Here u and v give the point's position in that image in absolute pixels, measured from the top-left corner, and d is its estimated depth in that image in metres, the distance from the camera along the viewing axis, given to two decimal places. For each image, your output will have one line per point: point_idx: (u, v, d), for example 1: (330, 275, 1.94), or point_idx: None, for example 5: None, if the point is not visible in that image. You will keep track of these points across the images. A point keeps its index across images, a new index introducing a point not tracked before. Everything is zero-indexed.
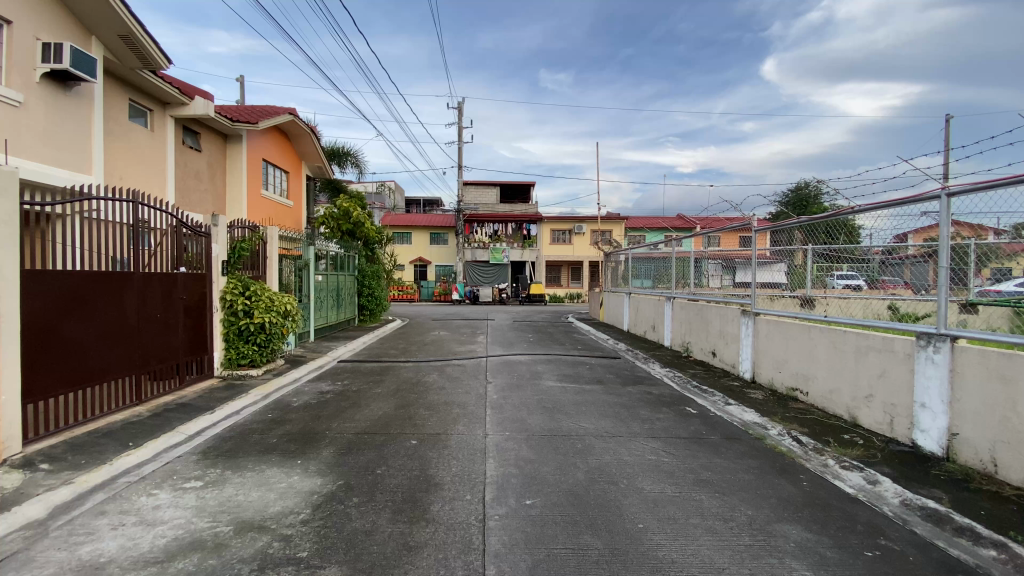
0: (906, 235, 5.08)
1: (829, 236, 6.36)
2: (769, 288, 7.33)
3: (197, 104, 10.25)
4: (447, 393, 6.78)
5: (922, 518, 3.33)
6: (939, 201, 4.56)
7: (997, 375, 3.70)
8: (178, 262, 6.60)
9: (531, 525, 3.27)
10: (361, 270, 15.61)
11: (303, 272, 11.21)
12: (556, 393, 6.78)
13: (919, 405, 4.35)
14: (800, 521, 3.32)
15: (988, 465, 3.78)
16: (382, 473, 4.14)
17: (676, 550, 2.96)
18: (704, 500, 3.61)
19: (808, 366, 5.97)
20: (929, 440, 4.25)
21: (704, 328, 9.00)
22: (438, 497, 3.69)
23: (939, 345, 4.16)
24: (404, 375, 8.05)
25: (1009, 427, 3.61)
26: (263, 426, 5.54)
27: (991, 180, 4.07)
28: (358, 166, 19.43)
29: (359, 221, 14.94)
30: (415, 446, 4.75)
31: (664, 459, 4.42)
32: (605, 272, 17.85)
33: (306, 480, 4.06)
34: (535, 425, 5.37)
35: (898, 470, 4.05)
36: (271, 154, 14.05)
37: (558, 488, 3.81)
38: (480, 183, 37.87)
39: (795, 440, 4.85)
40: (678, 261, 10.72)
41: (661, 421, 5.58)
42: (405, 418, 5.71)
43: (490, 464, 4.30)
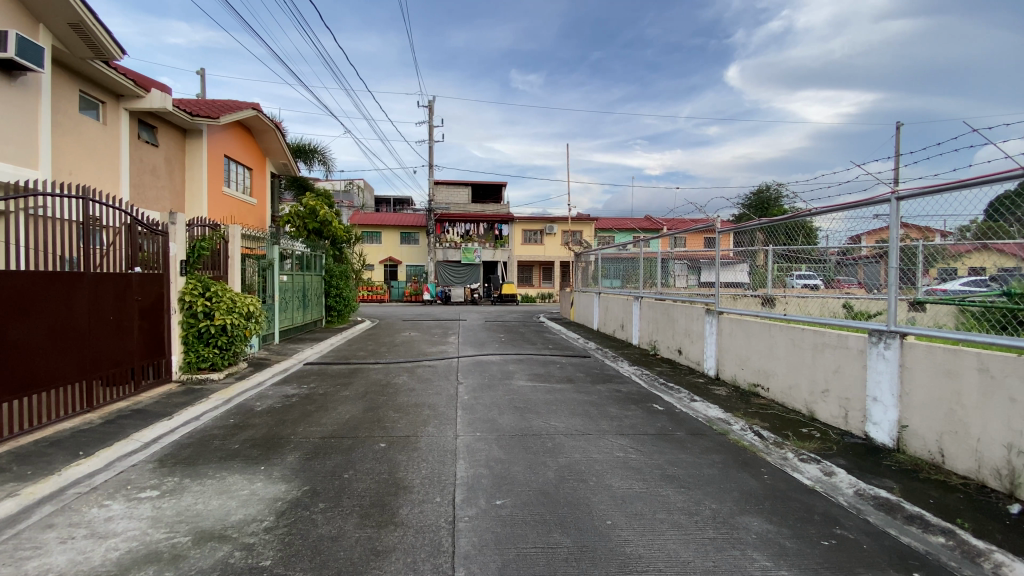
0: (860, 236, 5.30)
1: (789, 237, 6.52)
2: (732, 287, 7.53)
3: (154, 96, 9.83)
4: (417, 395, 6.70)
5: (875, 508, 3.49)
6: (890, 204, 4.78)
7: (943, 369, 3.91)
8: (134, 261, 6.31)
9: (502, 525, 3.26)
10: (329, 270, 15.28)
11: (267, 271, 10.88)
12: (527, 393, 6.79)
13: (871, 399, 4.56)
14: (761, 513, 3.42)
15: (935, 455, 3.99)
16: (349, 478, 4.06)
17: (643, 545, 3.01)
18: (670, 496, 3.68)
19: (768, 362, 6.17)
20: (881, 432, 4.46)
21: (671, 326, 9.20)
22: (407, 500, 3.64)
23: (890, 341, 4.37)
24: (373, 378, 7.92)
25: (955, 419, 3.82)
26: (224, 431, 5.35)
27: (937, 186, 4.30)
28: (325, 164, 19.02)
29: (326, 220, 14.63)
30: (384, 450, 4.68)
31: (631, 456, 4.50)
32: (575, 272, 18.04)
33: (270, 486, 3.94)
34: (506, 425, 5.37)
35: (852, 461, 4.23)
36: (234, 150, 13.58)
37: (528, 488, 3.81)
38: (450, 183, 37.67)
39: (756, 434, 5.01)
40: (645, 262, 10.93)
41: (629, 418, 5.67)
42: (374, 420, 5.62)
43: (461, 465, 4.27)
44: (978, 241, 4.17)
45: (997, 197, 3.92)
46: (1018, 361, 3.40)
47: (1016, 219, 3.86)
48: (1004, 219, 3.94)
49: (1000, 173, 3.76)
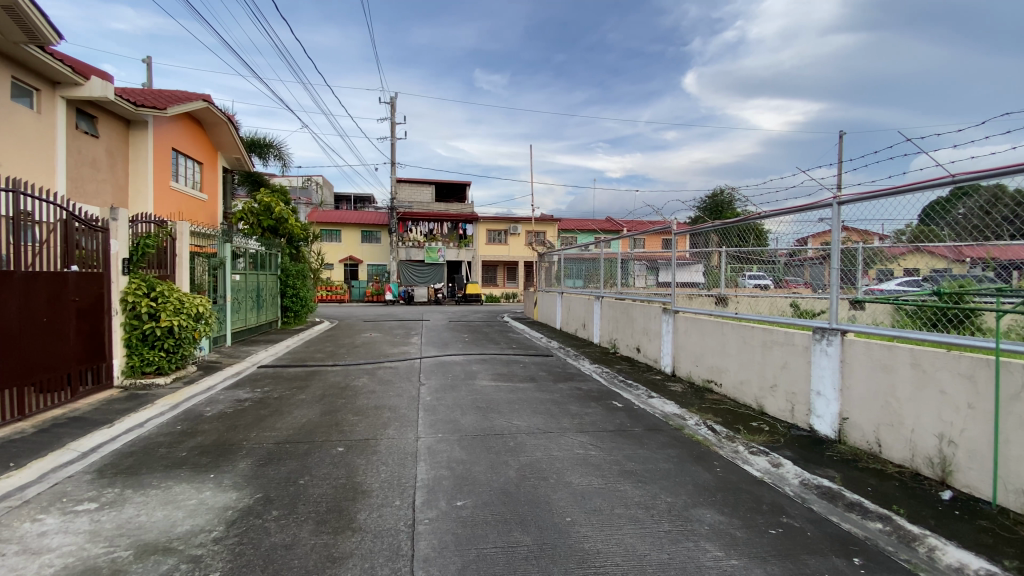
0: (806, 239, 5.56)
1: (741, 240, 6.67)
2: (688, 287, 7.68)
3: (94, 84, 9.20)
4: (376, 397, 6.57)
5: (818, 496, 3.68)
6: (832, 209, 5.05)
7: (880, 364, 4.15)
8: (70, 258, 5.90)
9: (462, 527, 3.24)
10: (285, 269, 14.79)
11: (218, 270, 10.41)
12: (489, 392, 6.78)
13: (815, 393, 4.80)
14: (714, 505, 3.55)
15: (873, 446, 4.24)
16: (304, 484, 3.93)
17: (601, 541, 3.05)
18: (628, 491, 3.76)
19: (721, 360, 6.41)
20: (824, 424, 4.71)
21: (630, 324, 9.41)
22: (365, 504, 3.56)
23: (832, 338, 4.61)
24: (331, 380, 7.71)
25: (890, 411, 4.07)
26: (170, 439, 5.08)
27: (876, 192, 4.57)
28: (281, 158, 18.39)
29: (281, 217, 14.14)
30: (341, 454, 4.56)
31: (591, 453, 4.56)
32: (539, 272, 18.16)
33: (220, 495, 3.77)
34: (467, 425, 5.35)
35: (798, 452, 4.45)
36: (182, 143, 12.93)
37: (490, 488, 3.80)
38: (413, 181, 37.18)
39: (709, 429, 5.18)
40: (606, 262, 11.13)
41: (589, 416, 5.76)
42: (332, 424, 5.47)
43: (421, 467, 4.22)
44: (912, 243, 4.43)
45: (930, 204, 4.15)
46: (947, 355, 3.64)
47: (947, 224, 4.12)
48: (934, 222, 4.19)
49: (933, 180, 3.99)
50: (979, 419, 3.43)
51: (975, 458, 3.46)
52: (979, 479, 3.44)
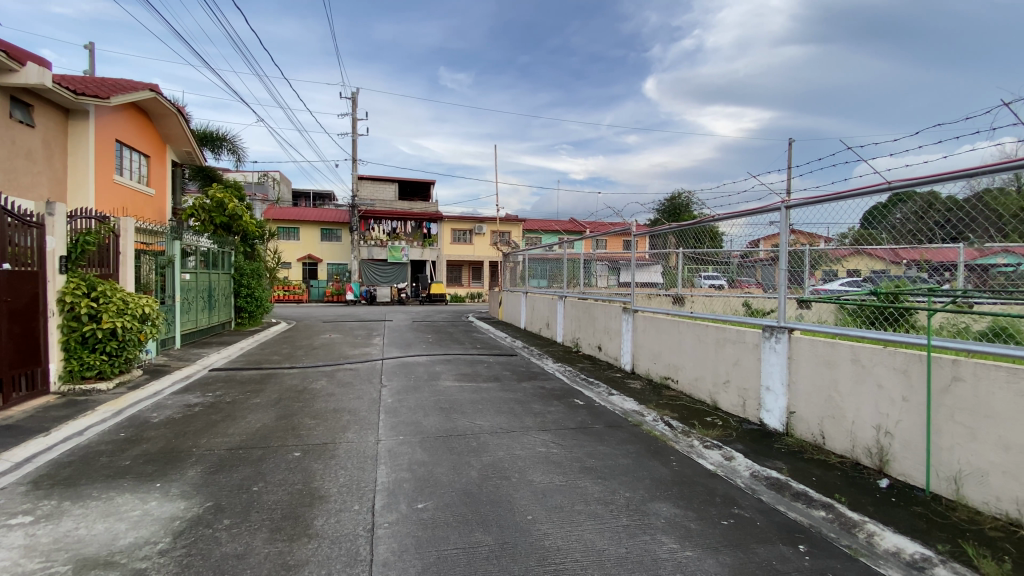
0: (758, 241, 5.76)
1: (697, 242, 6.91)
2: (647, 287, 7.88)
3: (30, 70, 8.59)
4: (335, 400, 6.41)
5: (767, 487, 3.85)
6: (781, 212, 5.28)
7: (824, 360, 4.37)
8: (1, 256, 5.48)
9: (423, 529, 3.21)
10: (239, 268, 14.22)
11: (166, 269, 9.91)
12: (453, 393, 6.74)
13: (765, 388, 5.02)
14: (670, 499, 3.65)
15: (818, 437, 4.46)
16: (258, 491, 3.79)
17: (561, 537, 3.09)
18: (588, 487, 3.82)
19: (677, 357, 6.60)
20: (773, 418, 4.93)
21: (592, 323, 9.56)
22: (322, 510, 3.47)
23: (780, 336, 4.83)
24: (288, 383, 7.47)
25: (833, 404, 4.30)
26: (113, 447, 4.80)
27: (822, 197, 4.80)
28: (235, 152, 17.67)
29: (235, 214, 13.60)
30: (298, 459, 4.43)
31: (553, 450, 4.61)
32: (504, 273, 18.19)
33: (167, 504, 3.59)
34: (430, 427, 5.30)
35: (749, 446, 4.63)
36: (127, 134, 12.22)
37: (451, 489, 3.78)
38: (376, 179, 36.50)
39: (666, 425, 5.33)
40: (569, 262, 11.27)
41: (552, 414, 5.82)
42: (288, 429, 5.30)
43: (382, 470, 4.15)
44: (854, 246, 4.66)
45: (870, 209, 4.39)
46: (884, 351, 3.87)
47: (885, 228, 4.38)
48: (874, 227, 4.45)
49: (872, 186, 4.23)
50: (914, 411, 3.65)
51: (909, 448, 3.69)
52: (913, 468, 3.67)
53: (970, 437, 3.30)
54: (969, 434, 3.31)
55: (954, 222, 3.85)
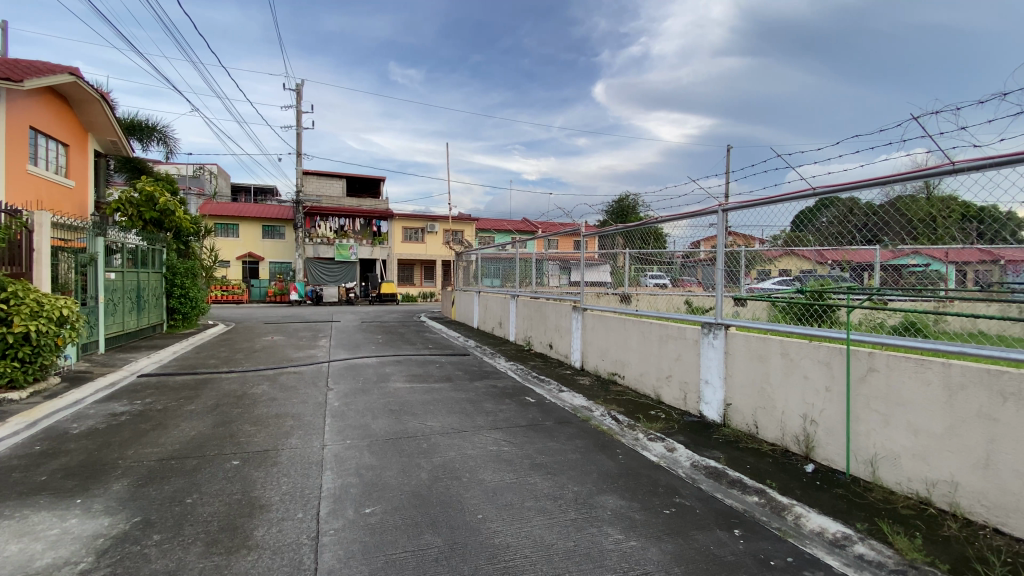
0: (699, 243, 6.02)
1: (643, 243, 7.20)
2: (596, 287, 8.24)
3: None
4: (278, 405, 6.17)
5: (706, 476, 4.04)
6: (719, 215, 5.54)
7: (756, 355, 4.65)
8: None
9: (370, 534, 3.14)
10: (171, 266, 13.35)
11: (87, 268, 9.15)
12: (403, 394, 6.64)
13: (704, 382, 5.27)
14: (616, 491, 3.76)
15: (752, 427, 4.73)
16: (193, 503, 3.59)
17: (511, 535, 3.12)
18: (537, 483, 3.88)
19: (623, 354, 6.81)
20: (711, 410, 5.19)
21: (543, 322, 9.69)
22: (263, 520, 3.33)
23: (717, 332, 5.08)
24: (226, 388, 7.09)
25: (764, 395, 4.57)
26: (27, 461, 4.39)
27: (756, 200, 5.08)
28: (166, 143, 16.57)
29: (167, 209, 12.74)
30: (237, 467, 4.23)
31: (504, 448, 4.64)
32: (456, 272, 18.08)
33: (89, 522, 3.33)
34: (379, 429, 5.19)
35: (690, 437, 4.85)
36: (42, 121, 11.17)
37: (400, 492, 3.72)
38: (323, 175, 35.31)
39: (613, 419, 5.49)
40: (521, 262, 11.38)
41: (503, 412, 5.85)
42: (226, 436, 5.04)
43: (327, 476, 4.03)
44: (786, 247, 5.00)
45: (798, 214, 4.61)
46: (809, 345, 4.16)
47: (812, 230, 4.68)
48: (803, 230, 4.74)
49: (799, 192, 4.52)
50: (835, 400, 3.94)
51: (832, 435, 3.98)
52: (835, 453, 3.96)
53: (884, 423, 3.60)
54: (883, 419, 3.61)
55: (871, 226, 4.18)
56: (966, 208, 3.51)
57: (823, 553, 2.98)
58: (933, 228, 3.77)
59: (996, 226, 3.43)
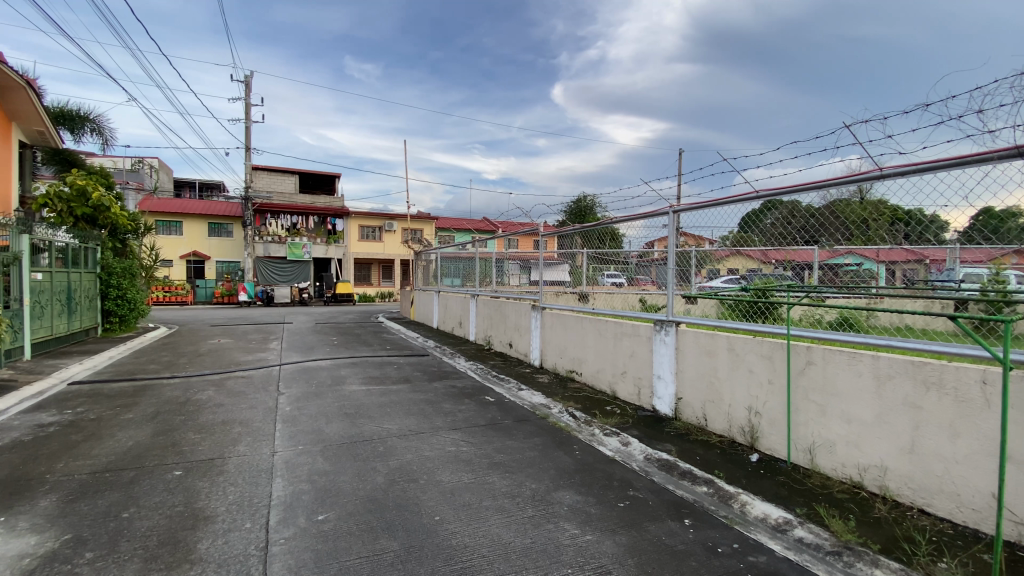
0: (653, 244, 6.13)
1: (600, 242, 7.35)
2: (556, 286, 8.35)
3: None
4: (225, 411, 5.90)
5: (658, 468, 4.17)
6: (671, 216, 5.72)
7: (705, 350, 4.83)
8: None
9: (323, 541, 3.06)
10: (106, 266, 12.51)
11: (10, 267, 8.43)
12: (359, 397, 6.49)
13: (657, 377, 5.43)
14: (573, 486, 3.82)
15: (701, 420, 4.92)
16: (129, 517, 3.37)
17: (468, 535, 3.11)
18: (495, 482, 3.89)
19: (580, 351, 6.93)
20: (664, 404, 5.35)
21: (502, 321, 9.72)
22: (207, 532, 3.18)
23: (668, 329, 5.24)
24: (168, 395, 6.71)
25: (713, 389, 4.76)
26: None
27: (706, 202, 5.25)
28: (101, 134, 15.50)
29: (101, 204, 11.93)
30: (179, 478, 4.02)
31: (462, 449, 4.62)
32: (415, 271, 17.84)
33: (11, 542, 3.07)
34: (333, 434, 5.06)
35: (644, 431, 4.99)
36: None
37: (355, 497, 3.64)
38: (274, 171, 34.03)
39: (571, 416, 5.57)
40: (481, 261, 11.39)
41: (462, 412, 5.83)
42: (167, 446, 4.77)
43: (277, 484, 3.89)
44: (734, 247, 5.21)
45: (745, 216, 4.78)
46: (754, 341, 4.36)
47: (757, 231, 4.89)
48: (749, 231, 4.94)
49: (746, 195, 4.72)
50: (777, 392, 4.16)
51: (774, 425, 4.19)
52: (777, 442, 4.17)
53: (821, 413, 3.83)
54: (820, 410, 3.83)
55: (810, 227, 4.42)
56: (894, 212, 3.75)
57: (766, 538, 3.14)
58: (866, 230, 4.01)
59: (921, 228, 3.68)
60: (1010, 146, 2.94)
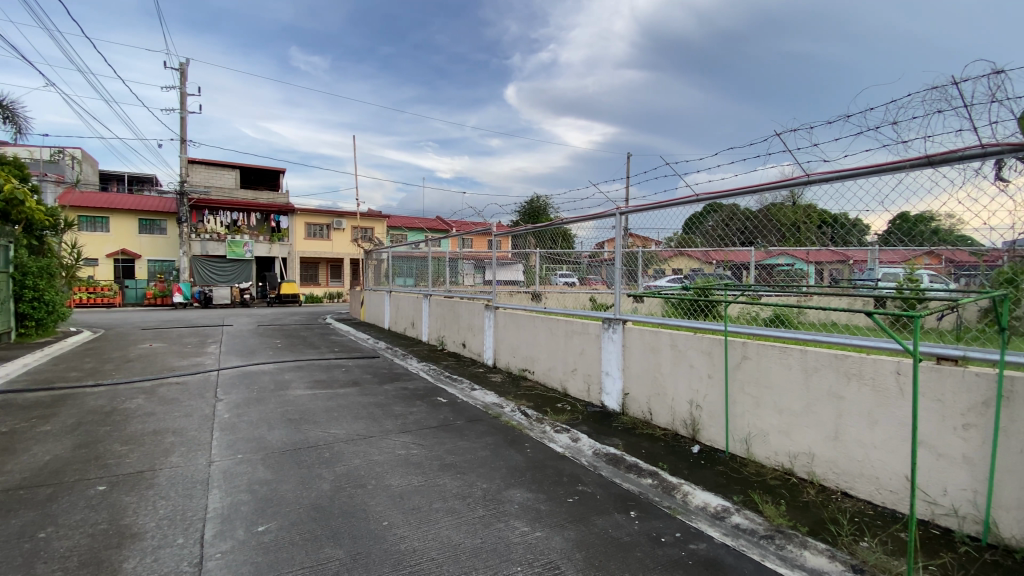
0: (603, 244, 6.27)
1: (553, 242, 7.46)
2: (509, 285, 8.46)
3: None
4: (157, 420, 5.53)
5: (606, 463, 4.28)
6: (618, 218, 5.88)
7: (650, 346, 5.00)
8: None
9: (263, 553, 2.93)
10: (20, 265, 11.45)
11: None
12: (304, 402, 6.26)
13: (605, 373, 5.57)
14: (524, 484, 3.85)
15: (647, 414, 5.08)
16: (47, 537, 3.10)
17: (417, 539, 3.07)
18: (446, 483, 3.86)
19: (533, 350, 7.01)
20: (612, 400, 5.50)
21: (456, 321, 9.66)
22: (134, 550, 2.97)
23: (615, 327, 5.39)
24: (91, 405, 6.22)
25: (658, 384, 4.93)
26: None
27: (652, 205, 5.42)
28: (15, 121, 14.19)
29: (14, 199, 10.68)
30: (103, 493, 3.73)
31: (413, 451, 4.56)
32: (366, 271, 17.43)
33: None
34: (276, 441, 4.85)
35: (593, 427, 5.10)
36: None
37: (299, 506, 3.51)
38: (214, 165, 32.27)
39: (523, 414, 5.61)
40: (434, 261, 11.27)
41: (413, 414, 5.74)
42: (89, 459, 4.42)
43: (213, 496, 3.69)
44: (678, 248, 5.44)
45: (688, 218, 5.00)
46: (694, 337, 4.56)
47: (700, 233, 5.11)
48: (692, 232, 5.15)
49: (688, 198, 4.92)
50: (716, 386, 4.36)
51: (713, 417, 4.39)
52: (717, 434, 4.38)
53: (755, 404, 4.05)
54: (755, 401, 4.05)
55: (748, 229, 4.64)
56: (822, 215, 4.03)
57: (706, 526, 3.29)
58: (797, 232, 4.28)
59: (845, 231, 3.97)
60: (920, 156, 3.23)
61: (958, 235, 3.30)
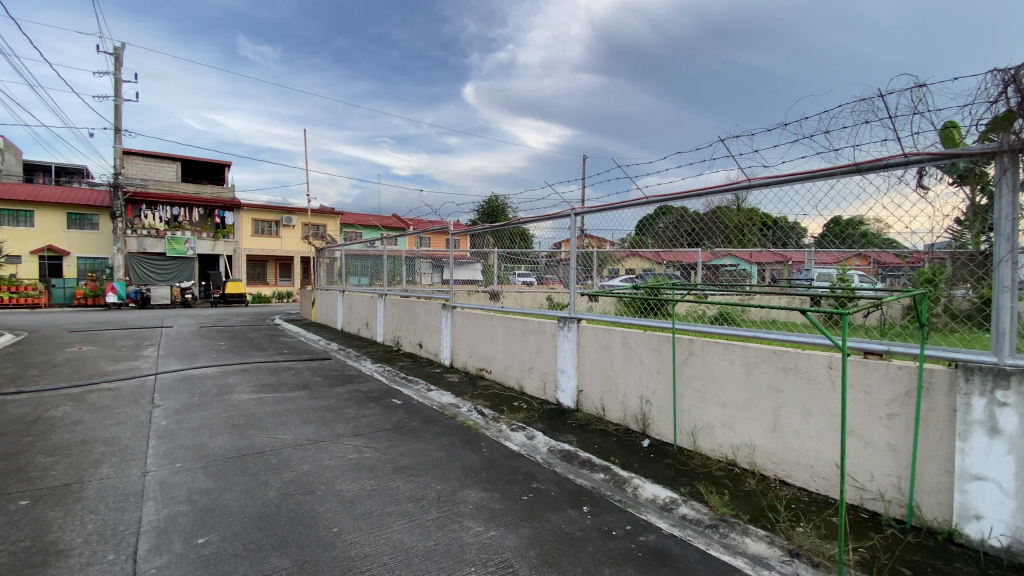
0: (560, 244, 6.34)
1: (511, 241, 7.44)
2: (467, 284, 8.40)
3: None
4: (86, 429, 5.16)
5: (560, 459, 4.34)
6: (573, 218, 5.97)
7: (603, 344, 5.11)
8: None
9: (203, 566, 2.79)
10: None
11: None
12: (250, 406, 6.01)
13: (560, 370, 5.65)
14: (479, 484, 3.85)
15: (600, 410, 5.19)
16: None
17: (369, 544, 3.01)
18: (399, 486, 3.80)
19: (490, 349, 7.01)
20: (567, 397, 5.58)
21: (412, 321, 9.54)
22: (59, 569, 2.76)
23: (570, 325, 5.48)
24: (10, 414, 5.72)
25: (610, 381, 5.04)
26: None
27: (605, 206, 5.54)
28: None
29: None
30: (23, 509, 3.44)
31: (365, 455, 4.46)
32: (317, 269, 16.90)
33: None
34: (219, 448, 4.63)
35: (548, 424, 5.16)
36: None
37: (243, 515, 3.37)
38: (153, 157, 30.42)
39: (479, 413, 5.61)
40: (389, 260, 11.06)
41: (366, 417, 5.62)
42: (8, 472, 4.06)
43: (149, 508, 3.48)
44: (631, 248, 5.61)
45: (641, 219, 5.14)
46: (645, 334, 4.70)
47: (652, 234, 5.25)
48: (644, 233, 5.29)
49: (640, 199, 5.05)
50: (665, 381, 4.50)
51: (662, 412, 4.54)
52: (665, 428, 4.52)
53: (701, 399, 4.21)
54: (701, 396, 4.21)
55: (696, 231, 4.81)
56: (764, 219, 4.24)
57: (655, 517, 3.40)
58: (741, 234, 4.50)
59: (784, 233, 4.19)
60: (850, 164, 3.44)
61: (884, 237, 3.53)
